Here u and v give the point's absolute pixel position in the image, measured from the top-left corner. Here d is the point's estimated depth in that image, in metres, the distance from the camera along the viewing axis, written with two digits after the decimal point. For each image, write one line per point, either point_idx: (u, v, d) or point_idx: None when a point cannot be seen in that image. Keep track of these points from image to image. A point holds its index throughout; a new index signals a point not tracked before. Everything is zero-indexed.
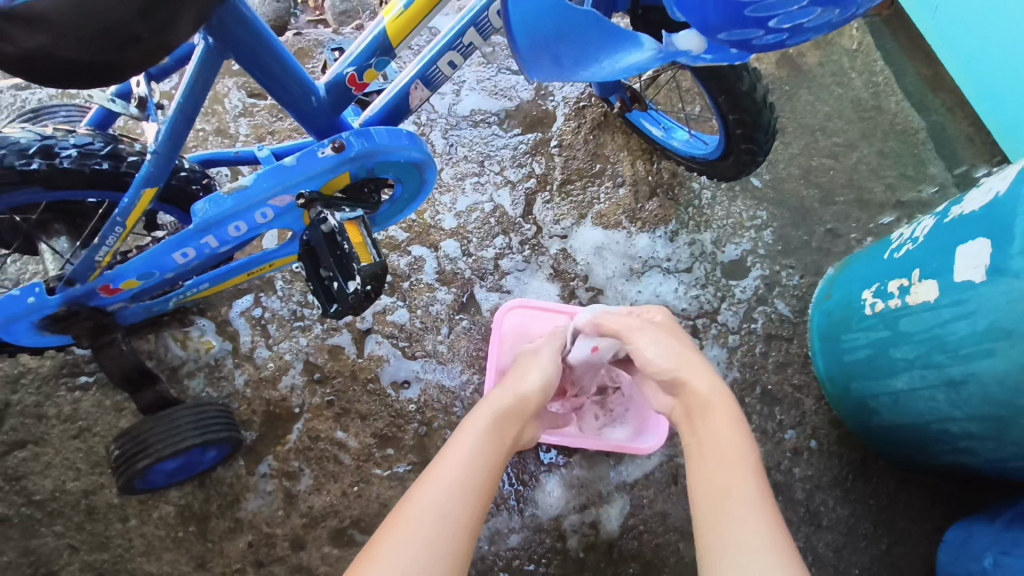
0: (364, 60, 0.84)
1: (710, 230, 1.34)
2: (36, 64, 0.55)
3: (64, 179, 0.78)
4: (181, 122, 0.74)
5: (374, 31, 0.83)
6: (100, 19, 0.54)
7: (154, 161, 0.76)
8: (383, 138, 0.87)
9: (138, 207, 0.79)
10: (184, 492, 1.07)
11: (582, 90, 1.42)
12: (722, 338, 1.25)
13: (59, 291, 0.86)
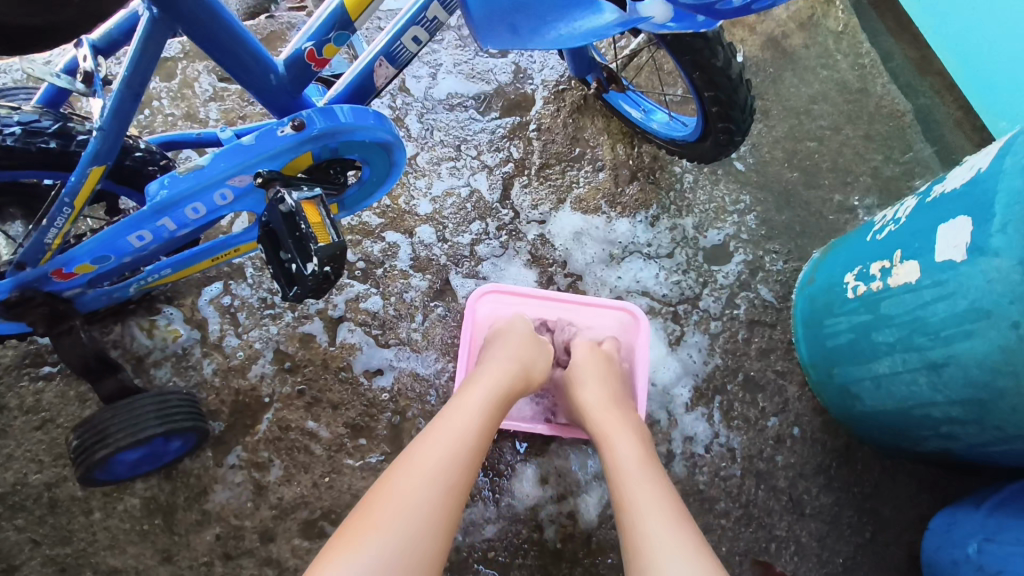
0: (323, 34, 0.80)
1: (691, 215, 1.31)
2: None
3: (7, 157, 0.75)
4: (127, 98, 0.71)
5: (332, 4, 0.80)
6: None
7: (100, 138, 0.73)
8: (346, 116, 0.84)
9: (87, 187, 0.76)
10: (149, 484, 1.04)
11: (561, 73, 1.39)
12: (704, 324, 1.23)
13: (10, 275, 0.84)
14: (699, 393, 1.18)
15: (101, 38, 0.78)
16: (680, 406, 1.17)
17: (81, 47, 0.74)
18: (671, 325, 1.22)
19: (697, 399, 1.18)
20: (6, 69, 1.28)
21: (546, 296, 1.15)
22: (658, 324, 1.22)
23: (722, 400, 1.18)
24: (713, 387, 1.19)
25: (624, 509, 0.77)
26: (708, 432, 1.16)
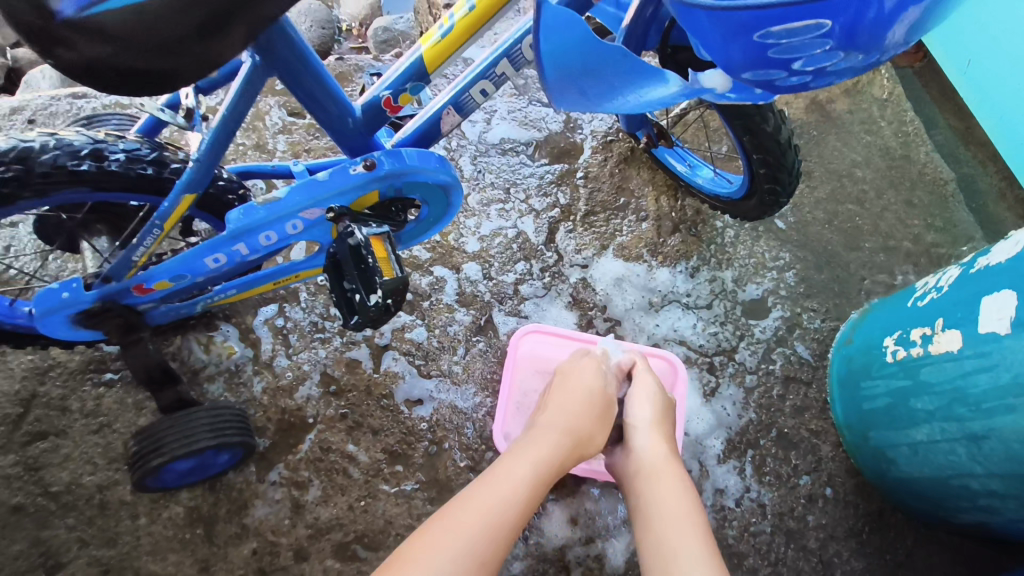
0: (400, 84, 0.87)
1: (731, 268, 1.34)
2: (93, 70, 0.59)
3: (110, 180, 0.81)
4: (224, 133, 0.78)
5: (411, 57, 0.86)
6: (157, 36, 0.58)
7: (195, 168, 0.79)
8: (413, 159, 0.90)
9: (176, 212, 0.82)
10: (194, 494, 1.09)
11: (610, 125, 1.45)
12: (739, 378, 1.25)
13: (96, 287, 0.89)
14: (732, 445, 1.19)
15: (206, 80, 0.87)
16: (712, 457, 1.18)
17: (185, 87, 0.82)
18: (707, 375, 1.24)
19: (729, 451, 1.19)
20: (97, 96, 1.41)
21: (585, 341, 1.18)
22: (693, 374, 1.24)
23: (755, 454, 1.19)
24: (746, 441, 1.20)
25: (664, 553, 0.77)
26: (739, 486, 1.16)
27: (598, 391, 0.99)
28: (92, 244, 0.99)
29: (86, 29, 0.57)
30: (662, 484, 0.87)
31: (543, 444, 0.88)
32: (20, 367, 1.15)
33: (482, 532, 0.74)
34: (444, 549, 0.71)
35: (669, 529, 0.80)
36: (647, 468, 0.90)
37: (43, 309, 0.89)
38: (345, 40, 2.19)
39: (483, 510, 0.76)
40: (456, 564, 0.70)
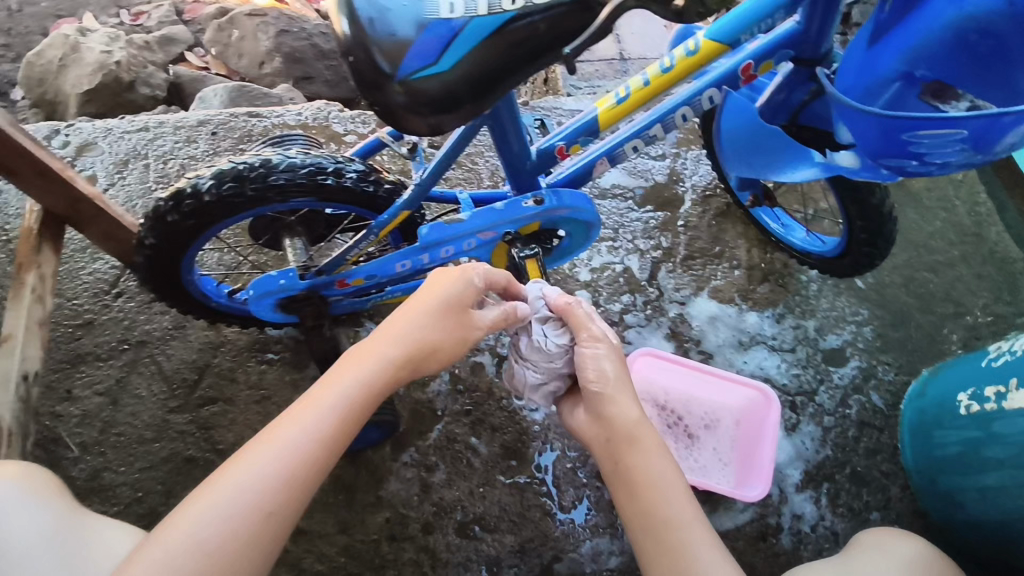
0: (573, 136, 1.04)
1: (813, 318, 1.49)
2: (393, 113, 0.76)
3: (344, 193, 0.97)
4: (442, 165, 0.95)
5: (587, 116, 1.02)
6: (448, 95, 0.75)
7: (413, 191, 0.96)
8: (571, 199, 1.08)
9: (389, 224, 1.00)
10: (339, 464, 1.26)
11: (710, 181, 1.62)
12: (818, 417, 1.39)
13: (307, 278, 1.08)
14: (809, 476, 1.32)
15: None
16: (791, 485, 1.31)
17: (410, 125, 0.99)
18: (788, 412, 1.39)
19: (806, 482, 1.32)
20: (268, 115, 1.59)
21: (691, 367, 1.29)
22: None
23: (829, 487, 1.32)
24: (822, 474, 1.33)
25: (658, 524, 0.78)
26: (815, 514, 1.29)
27: (462, 305, 0.85)
28: (291, 244, 1.14)
29: (407, 88, 0.73)
30: (642, 449, 0.82)
31: (387, 342, 0.79)
32: (198, 340, 1.34)
33: (330, 426, 0.72)
34: (285, 443, 0.70)
35: (653, 496, 0.79)
36: (624, 436, 0.83)
37: (260, 293, 1.07)
38: None
39: (332, 403, 0.73)
40: (296, 462, 0.69)
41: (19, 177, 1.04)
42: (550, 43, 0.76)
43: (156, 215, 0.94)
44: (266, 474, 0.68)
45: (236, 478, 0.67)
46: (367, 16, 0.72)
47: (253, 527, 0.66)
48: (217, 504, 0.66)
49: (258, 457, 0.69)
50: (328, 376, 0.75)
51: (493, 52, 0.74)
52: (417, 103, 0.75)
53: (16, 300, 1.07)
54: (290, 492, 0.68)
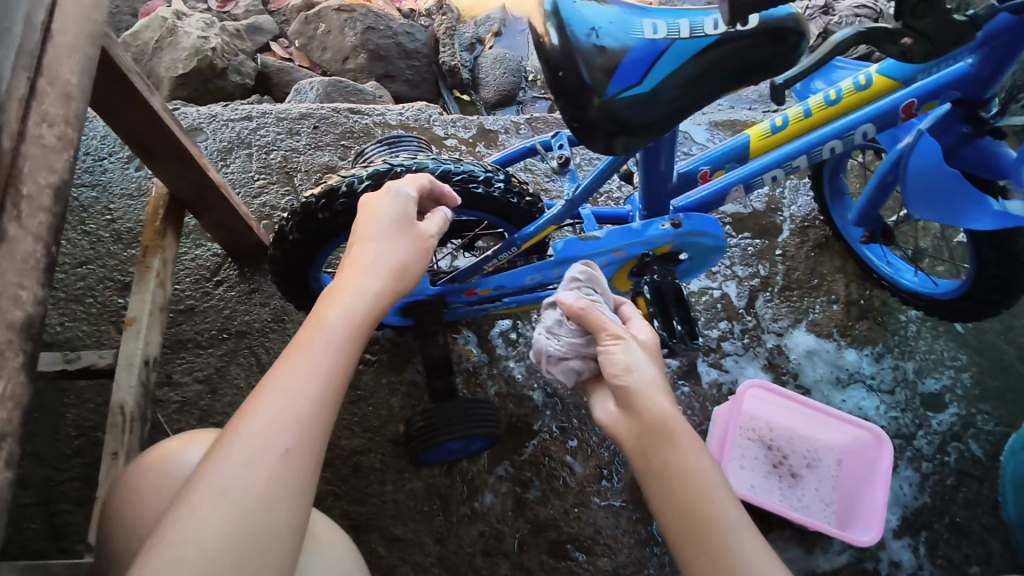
0: (719, 162, 1.05)
1: (912, 360, 1.46)
2: (585, 129, 0.75)
3: (491, 203, 0.98)
4: (599, 181, 0.94)
5: (733, 141, 1.05)
6: (641, 118, 0.74)
7: (565, 206, 0.95)
8: (703, 224, 1.05)
9: (535, 237, 0.98)
10: (434, 473, 1.24)
11: (808, 212, 1.59)
12: (916, 462, 1.36)
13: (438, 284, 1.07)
14: (907, 523, 1.29)
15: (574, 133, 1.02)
16: (889, 531, 1.28)
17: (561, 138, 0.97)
18: None
19: (904, 528, 1.29)
20: (370, 112, 1.58)
21: (814, 408, 1.24)
22: None
23: (928, 536, 1.29)
24: (920, 521, 1.30)
25: (695, 522, 0.61)
26: (913, 562, 1.26)
27: (419, 233, 0.78)
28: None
29: (609, 106, 0.72)
30: (675, 436, 0.66)
31: (357, 273, 0.70)
32: (297, 335, 1.33)
33: (328, 369, 0.62)
34: (293, 395, 0.59)
35: (684, 492, 0.63)
36: (654, 429, 0.66)
37: None
38: (530, 88, 2.41)
39: (331, 340, 0.64)
40: (314, 409, 0.59)
41: (156, 161, 1.03)
42: (747, 70, 0.75)
43: (307, 211, 0.92)
44: (282, 424, 0.57)
45: (244, 436, 0.56)
46: (577, 31, 0.70)
47: (268, 481, 0.55)
48: (223, 473, 0.54)
49: (255, 410, 0.58)
50: (312, 318, 0.65)
51: (693, 75, 0.73)
52: (616, 122, 0.73)
53: (141, 283, 1.06)
54: (304, 435, 0.58)
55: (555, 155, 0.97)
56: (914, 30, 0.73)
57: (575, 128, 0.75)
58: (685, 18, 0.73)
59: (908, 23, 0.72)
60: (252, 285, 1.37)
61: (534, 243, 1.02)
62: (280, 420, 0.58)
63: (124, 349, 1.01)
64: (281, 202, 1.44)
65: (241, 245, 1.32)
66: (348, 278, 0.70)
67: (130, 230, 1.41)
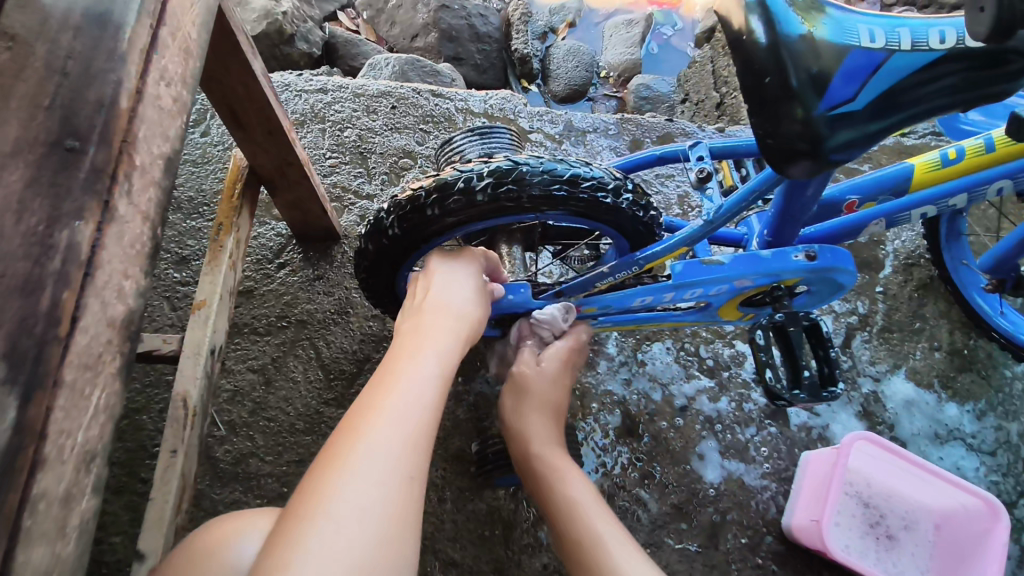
0: (870, 193, 0.95)
1: (1017, 421, 1.32)
2: (774, 144, 0.66)
3: (614, 214, 0.91)
4: (743, 203, 0.86)
5: (892, 170, 0.93)
6: (843, 139, 0.65)
7: (702, 227, 0.88)
8: (837, 258, 0.94)
9: (661, 256, 0.92)
10: (497, 495, 1.14)
11: (915, 248, 1.49)
12: (1016, 535, 1.22)
13: (545, 297, 1.00)
14: None
15: (718, 147, 0.95)
16: None
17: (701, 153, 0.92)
18: None
19: None
20: (453, 97, 1.49)
21: (913, 463, 1.14)
22: None
23: None
24: None
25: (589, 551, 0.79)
26: None
27: (477, 300, 0.88)
28: (507, 249, 1.02)
29: (812, 121, 0.63)
30: (584, 516, 0.83)
31: (435, 327, 0.79)
32: (360, 330, 1.23)
33: (418, 418, 0.62)
34: (398, 416, 0.61)
35: (577, 519, 0.83)
36: (547, 475, 0.91)
37: None
38: (601, 85, 2.29)
39: (415, 393, 0.65)
40: (410, 453, 0.58)
41: (244, 132, 0.95)
42: (967, 95, 0.66)
43: (414, 205, 0.87)
44: (382, 467, 0.56)
45: (343, 479, 0.54)
46: (789, 29, 0.62)
47: (397, 493, 0.55)
48: (326, 518, 0.52)
49: (349, 456, 0.56)
50: (406, 358, 0.71)
51: (908, 94, 0.65)
52: (816, 142, 0.64)
53: (213, 264, 0.98)
54: (415, 456, 0.59)
55: (696, 169, 0.92)
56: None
57: (764, 146, 0.67)
58: (906, 27, 0.64)
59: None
60: (316, 273, 1.27)
61: (654, 264, 0.97)
62: (398, 433, 0.59)
63: (190, 336, 0.92)
64: (353, 182, 1.35)
65: (310, 229, 1.24)
66: (428, 332, 0.78)
67: (190, 199, 1.31)
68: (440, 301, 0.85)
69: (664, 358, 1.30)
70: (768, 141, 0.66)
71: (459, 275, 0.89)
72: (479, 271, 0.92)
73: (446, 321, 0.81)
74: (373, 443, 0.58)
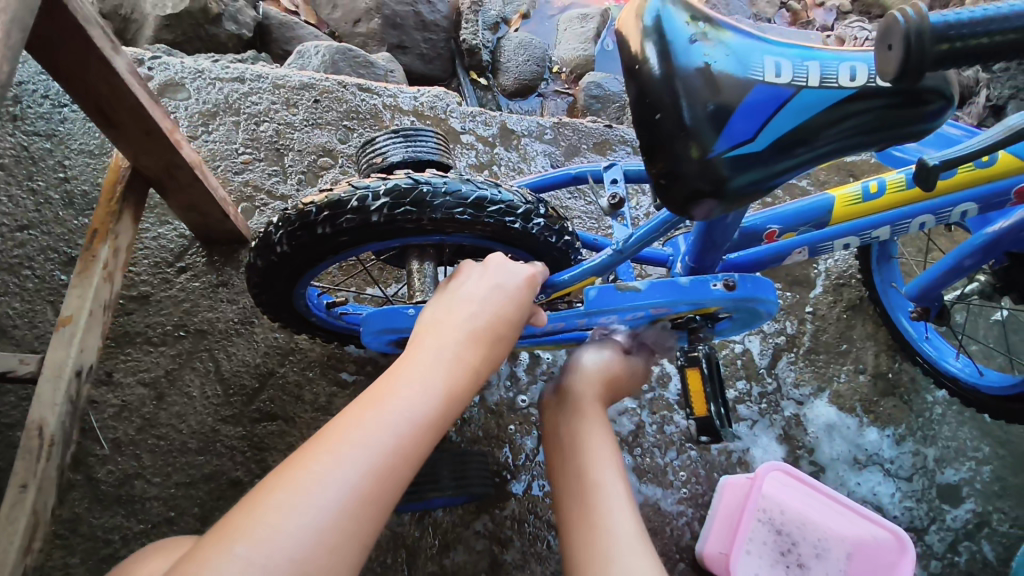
0: (792, 224, 0.90)
1: (934, 446, 1.33)
2: (676, 186, 0.60)
3: (525, 239, 0.83)
4: (656, 232, 0.79)
5: (816, 202, 0.88)
6: (748, 181, 0.59)
7: (611, 257, 0.82)
8: (757, 288, 0.90)
9: (569, 287, 0.86)
10: (402, 521, 1.09)
11: (846, 269, 1.48)
12: (924, 560, 1.24)
13: None
14: None
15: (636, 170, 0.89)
16: None
17: (615, 174, 0.86)
18: None
19: None
20: (380, 91, 1.41)
21: (827, 494, 1.15)
22: None
23: None
24: None
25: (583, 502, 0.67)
26: None
27: (521, 296, 0.75)
28: (418, 267, 0.90)
29: (710, 161, 0.57)
30: (592, 429, 0.76)
31: (452, 331, 0.67)
32: (264, 342, 1.16)
33: (372, 469, 0.53)
34: (347, 461, 0.52)
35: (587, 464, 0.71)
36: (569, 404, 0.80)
37: (379, 326, 0.89)
38: (552, 81, 2.23)
39: (384, 431, 0.55)
40: (349, 519, 0.50)
41: (118, 131, 0.87)
42: (882, 135, 0.60)
43: (303, 221, 0.77)
44: (299, 529, 0.49)
45: (255, 532, 0.48)
46: (685, 62, 0.56)
47: (314, 564, 0.48)
48: (221, 575, 0.46)
49: (273, 502, 0.49)
50: (396, 374, 0.60)
51: (820, 132, 0.58)
52: (716, 182, 0.58)
53: (84, 275, 0.90)
54: (355, 520, 0.51)
55: (607, 192, 0.85)
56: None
57: (659, 185, 0.61)
58: (816, 60, 0.58)
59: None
60: (220, 278, 1.18)
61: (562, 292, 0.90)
62: (347, 489, 0.51)
63: (51, 357, 0.84)
64: (266, 182, 1.26)
65: (213, 232, 1.16)
66: (444, 335, 0.66)
67: (84, 193, 1.21)
68: (471, 291, 0.72)
69: None
70: (664, 181, 0.61)
71: (501, 269, 0.76)
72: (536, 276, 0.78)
73: (464, 323, 0.68)
74: (315, 496, 0.50)
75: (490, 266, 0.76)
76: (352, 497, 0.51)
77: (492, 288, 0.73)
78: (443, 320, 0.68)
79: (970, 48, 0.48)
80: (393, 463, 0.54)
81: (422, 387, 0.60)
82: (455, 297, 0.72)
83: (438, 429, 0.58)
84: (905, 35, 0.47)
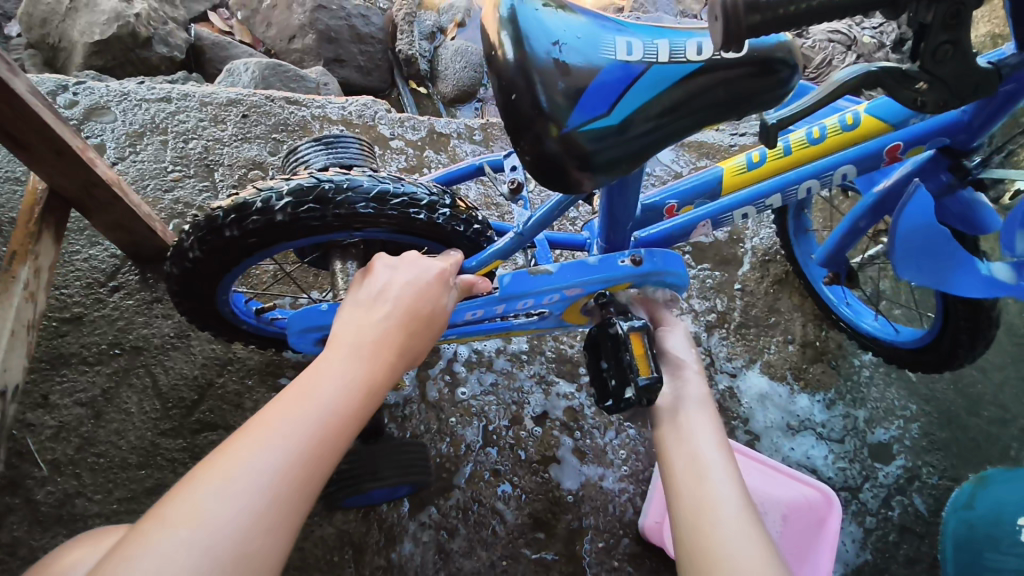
0: (689, 199, 0.95)
1: (864, 408, 1.39)
2: (551, 164, 0.64)
3: (431, 229, 0.86)
4: (554, 212, 0.84)
5: (707, 177, 0.95)
6: (616, 158, 0.64)
7: (515, 239, 0.86)
8: (664, 261, 0.92)
9: (481, 270, 0.89)
10: (348, 518, 1.11)
11: (771, 246, 1.56)
12: (860, 517, 1.29)
13: None
14: None
15: None
16: None
17: (513, 160, 0.91)
18: None
19: None
20: (309, 103, 1.44)
21: (759, 459, 1.22)
22: None
23: None
24: None
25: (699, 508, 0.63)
26: None
27: (440, 286, 0.77)
28: (341, 266, 0.93)
29: (570, 137, 0.62)
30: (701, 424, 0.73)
31: (376, 318, 0.69)
32: (202, 354, 1.18)
33: (299, 455, 0.55)
34: (273, 444, 0.54)
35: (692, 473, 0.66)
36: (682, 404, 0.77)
37: (302, 325, 0.92)
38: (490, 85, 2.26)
39: (308, 413, 0.57)
40: (280, 500, 0.52)
41: (30, 152, 0.89)
42: (736, 105, 0.63)
43: (211, 226, 0.81)
44: (232, 513, 0.50)
45: (188, 518, 0.49)
46: (538, 47, 0.60)
47: (248, 542, 0.50)
48: (154, 555, 0.47)
49: (203, 489, 0.51)
50: (319, 363, 0.62)
51: (674, 107, 0.62)
52: (581, 157, 0.63)
53: (4, 296, 0.91)
54: (286, 499, 0.53)
55: (508, 180, 0.90)
56: (932, 74, 0.59)
57: (529, 163, 0.66)
58: (665, 38, 0.62)
59: (926, 68, 0.58)
60: (153, 295, 1.21)
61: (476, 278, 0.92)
62: (275, 470, 0.53)
63: None
64: (196, 198, 1.27)
65: (143, 249, 1.17)
66: (367, 325, 0.68)
67: (12, 220, 1.21)
68: (394, 280, 0.74)
69: (525, 367, 1.30)
70: (533, 160, 0.65)
71: (417, 261, 0.78)
72: (453, 273, 0.81)
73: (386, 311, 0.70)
74: (244, 479, 0.52)
75: (410, 260, 0.79)
76: (280, 477, 0.53)
77: (413, 278, 0.75)
78: (366, 308, 0.70)
79: (786, 14, 0.50)
80: (322, 446, 0.56)
81: (343, 373, 0.62)
82: (376, 286, 0.73)
83: (361, 412, 0.61)
84: (724, 6, 0.49)
